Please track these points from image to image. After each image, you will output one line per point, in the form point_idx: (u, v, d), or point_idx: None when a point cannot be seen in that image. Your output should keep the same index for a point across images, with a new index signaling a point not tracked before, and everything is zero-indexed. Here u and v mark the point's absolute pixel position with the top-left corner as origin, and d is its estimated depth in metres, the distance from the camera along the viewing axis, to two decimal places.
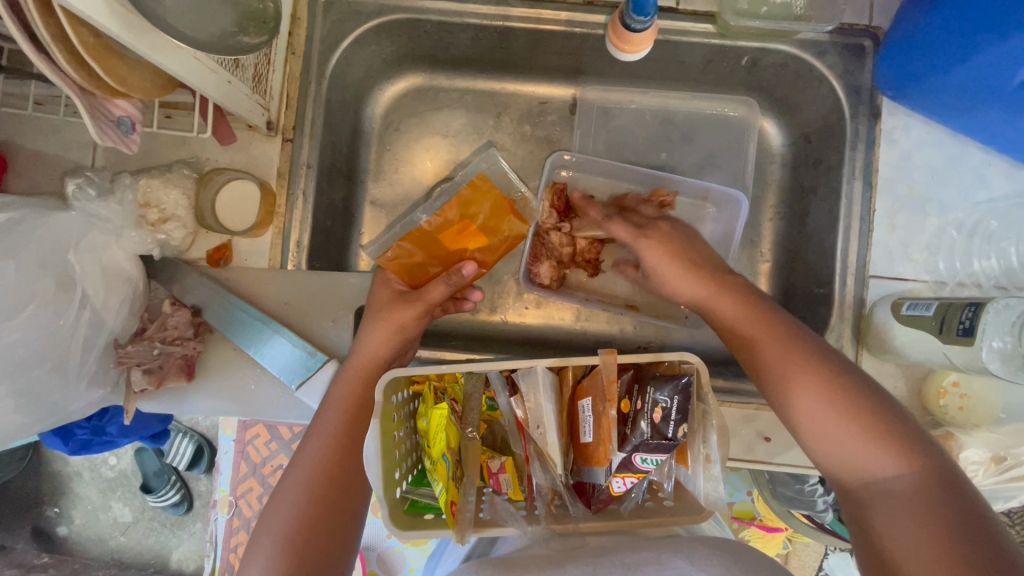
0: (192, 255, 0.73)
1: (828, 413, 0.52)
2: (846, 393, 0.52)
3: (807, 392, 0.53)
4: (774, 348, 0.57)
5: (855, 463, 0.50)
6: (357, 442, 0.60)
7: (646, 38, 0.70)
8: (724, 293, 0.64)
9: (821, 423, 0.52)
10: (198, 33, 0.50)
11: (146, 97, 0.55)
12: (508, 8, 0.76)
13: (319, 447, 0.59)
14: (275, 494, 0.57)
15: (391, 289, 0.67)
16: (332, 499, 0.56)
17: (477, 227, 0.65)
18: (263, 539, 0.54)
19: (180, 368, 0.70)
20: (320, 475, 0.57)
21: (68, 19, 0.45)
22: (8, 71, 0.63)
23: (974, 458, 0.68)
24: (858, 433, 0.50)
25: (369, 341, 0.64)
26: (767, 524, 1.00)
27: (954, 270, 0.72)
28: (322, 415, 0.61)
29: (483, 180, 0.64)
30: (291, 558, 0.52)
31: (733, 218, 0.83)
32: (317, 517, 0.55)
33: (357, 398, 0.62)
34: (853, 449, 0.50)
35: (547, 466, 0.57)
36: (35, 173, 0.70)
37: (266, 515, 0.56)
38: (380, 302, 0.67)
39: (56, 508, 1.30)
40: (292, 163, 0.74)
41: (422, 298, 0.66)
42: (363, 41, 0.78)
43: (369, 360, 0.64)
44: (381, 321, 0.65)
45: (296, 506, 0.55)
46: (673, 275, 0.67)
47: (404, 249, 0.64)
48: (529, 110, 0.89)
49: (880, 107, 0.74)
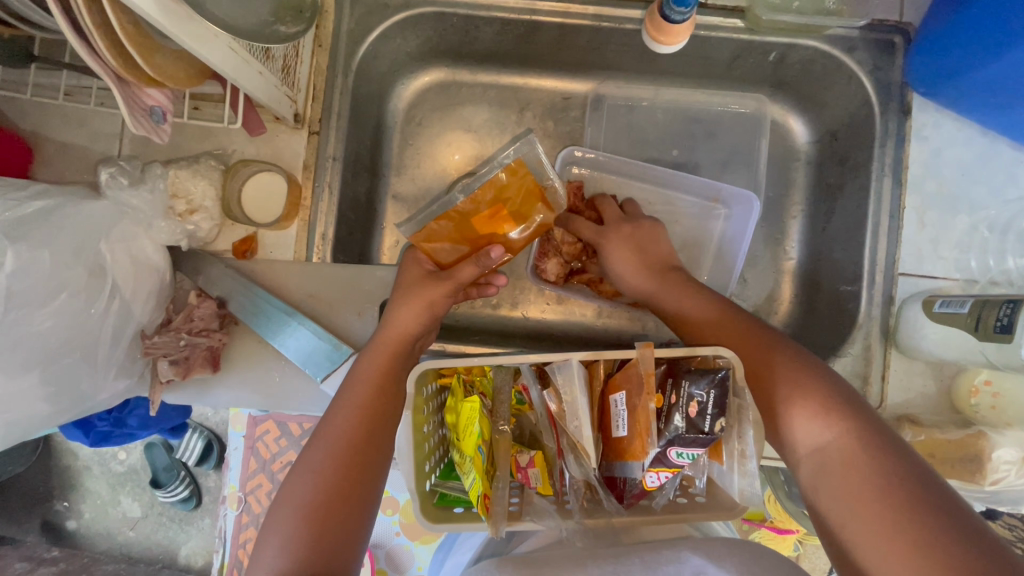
0: (218, 247, 0.73)
1: (802, 413, 0.52)
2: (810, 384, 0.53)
3: (782, 380, 0.54)
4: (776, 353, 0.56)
5: (823, 467, 0.50)
6: (382, 418, 0.58)
7: (684, 29, 0.69)
8: (693, 295, 0.65)
9: (786, 420, 0.53)
10: (237, 21, 0.51)
11: (178, 86, 0.54)
12: (536, 2, 0.75)
13: (343, 418, 0.57)
14: (297, 464, 0.56)
15: (421, 267, 0.68)
16: (353, 471, 0.55)
17: (508, 212, 0.64)
18: (286, 508, 0.52)
19: (205, 359, 0.71)
20: (344, 443, 0.56)
21: (110, 3, 0.45)
22: (39, 61, 0.63)
23: (1006, 457, 0.66)
24: (823, 425, 0.50)
25: (399, 316, 0.65)
26: (779, 526, 0.97)
27: (986, 268, 0.71)
28: (348, 388, 0.60)
29: (519, 162, 0.65)
30: (313, 528, 0.51)
31: (744, 220, 0.83)
32: (342, 488, 0.53)
33: (387, 372, 0.61)
34: (819, 434, 0.50)
35: (581, 460, 0.56)
36: (61, 163, 0.71)
37: (288, 485, 0.54)
38: (412, 279, 0.67)
39: (66, 502, 1.30)
40: (318, 155, 0.74)
41: (454, 278, 0.66)
42: (388, 36, 0.78)
43: (399, 334, 0.64)
44: (414, 294, 0.66)
45: (320, 474, 0.54)
46: (626, 261, 0.72)
47: (431, 227, 0.64)
48: (553, 105, 0.89)
49: (910, 103, 0.74)
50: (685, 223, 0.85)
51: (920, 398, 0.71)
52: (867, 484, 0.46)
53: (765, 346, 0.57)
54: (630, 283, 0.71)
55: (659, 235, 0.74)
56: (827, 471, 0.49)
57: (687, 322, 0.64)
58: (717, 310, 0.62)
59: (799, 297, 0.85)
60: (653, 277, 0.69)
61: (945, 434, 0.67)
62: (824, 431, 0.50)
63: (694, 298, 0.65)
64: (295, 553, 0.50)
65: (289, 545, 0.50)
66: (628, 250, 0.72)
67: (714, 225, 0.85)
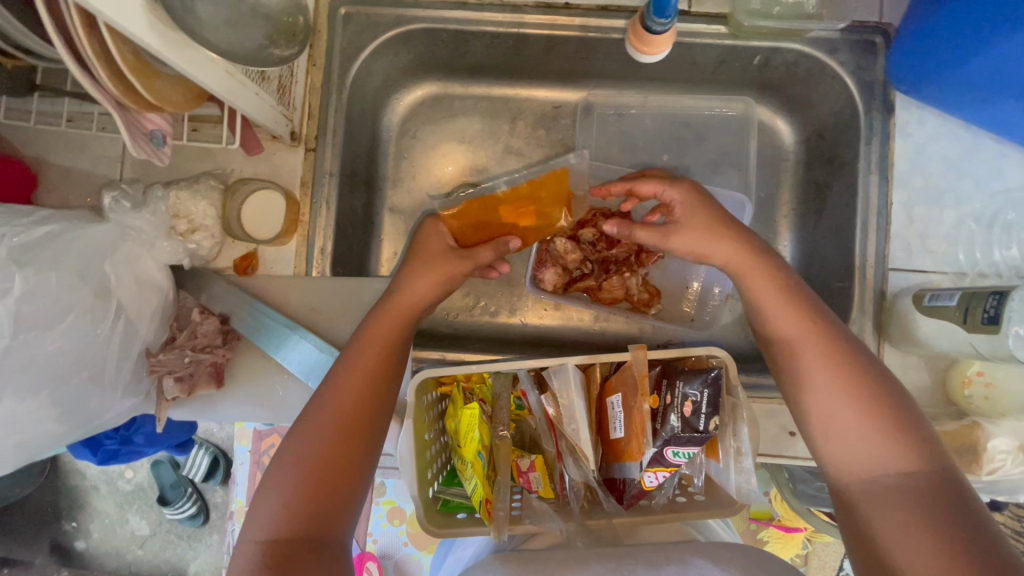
0: (219, 264, 0.74)
1: (865, 427, 0.52)
2: (881, 401, 0.52)
3: (846, 388, 0.53)
4: (818, 341, 0.56)
5: (879, 481, 0.50)
6: (383, 384, 0.59)
7: (666, 40, 0.71)
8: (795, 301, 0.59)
9: (848, 435, 0.52)
10: (233, 46, 0.52)
11: (178, 110, 0.56)
12: (523, 15, 0.77)
13: (347, 381, 0.58)
14: (297, 425, 0.57)
15: (444, 240, 0.69)
16: (353, 434, 0.56)
17: (534, 210, 0.71)
18: (286, 467, 0.54)
19: (210, 375, 0.72)
20: (346, 407, 0.57)
21: (110, 35, 0.46)
22: (42, 89, 0.65)
23: (1003, 446, 0.66)
24: (890, 448, 0.50)
25: (413, 287, 0.65)
26: (786, 525, 0.98)
27: (974, 261, 0.72)
28: (353, 351, 0.61)
29: (563, 172, 0.71)
30: (311, 491, 0.52)
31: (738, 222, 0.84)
32: (342, 451, 0.55)
33: (392, 337, 0.62)
34: (883, 459, 0.50)
35: (580, 462, 0.57)
36: (64, 187, 0.72)
37: (287, 444, 0.55)
38: (429, 253, 0.68)
39: (74, 522, 1.31)
40: (315, 171, 0.76)
41: (471, 256, 0.68)
42: (380, 52, 0.79)
43: (410, 304, 0.65)
44: (433, 266, 0.67)
45: (322, 436, 0.55)
46: (703, 234, 0.64)
47: (470, 204, 0.70)
48: (544, 114, 0.90)
49: (893, 102, 0.75)
50: None
51: (915, 391, 0.72)
52: (923, 507, 0.47)
53: (832, 340, 0.56)
54: (716, 255, 0.64)
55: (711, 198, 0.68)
56: (882, 489, 0.49)
57: (781, 329, 0.59)
58: (791, 304, 0.59)
59: None
60: (740, 255, 0.63)
61: (940, 427, 0.69)
62: (889, 454, 0.50)
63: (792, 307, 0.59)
64: (293, 514, 0.51)
65: (288, 505, 0.51)
66: (700, 219, 0.65)
67: None
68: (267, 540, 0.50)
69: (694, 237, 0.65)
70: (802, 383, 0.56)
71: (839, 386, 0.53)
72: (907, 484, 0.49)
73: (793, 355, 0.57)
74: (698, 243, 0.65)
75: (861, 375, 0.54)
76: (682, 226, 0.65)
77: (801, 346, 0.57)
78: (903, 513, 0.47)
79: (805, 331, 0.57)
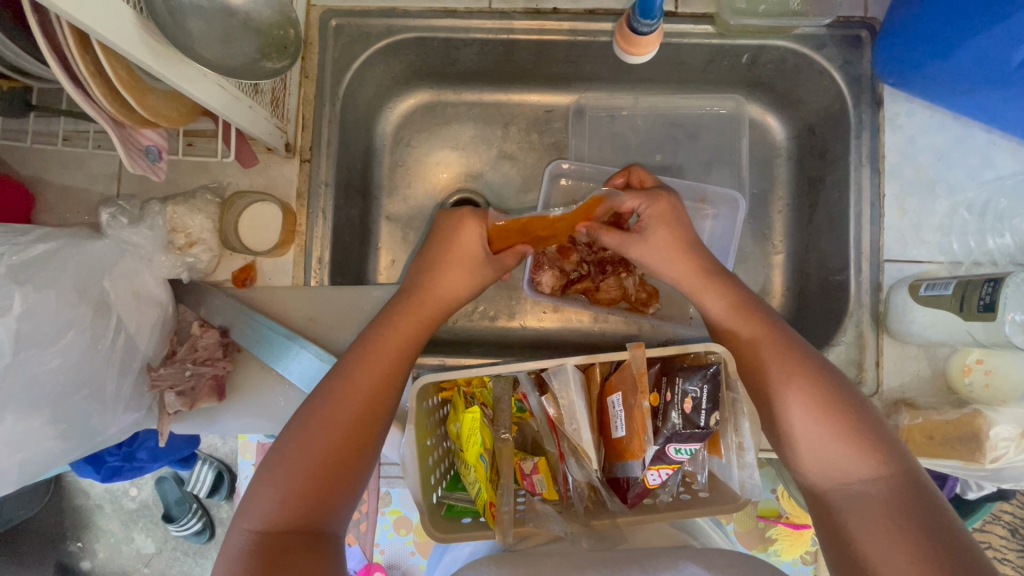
0: (218, 277, 0.74)
1: (829, 431, 0.52)
2: (839, 404, 0.52)
3: (802, 391, 0.54)
4: (764, 344, 0.58)
5: (845, 486, 0.50)
6: (390, 381, 0.59)
7: (653, 40, 0.72)
8: (745, 306, 0.62)
9: (813, 440, 0.52)
10: (225, 61, 0.52)
11: (173, 126, 0.57)
12: (513, 21, 0.78)
13: (353, 377, 0.58)
14: (298, 417, 0.56)
15: (480, 241, 0.67)
16: (355, 431, 0.56)
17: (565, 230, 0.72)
18: (286, 461, 0.53)
19: (211, 389, 0.72)
20: (351, 402, 0.57)
21: (103, 53, 0.47)
22: (38, 110, 0.66)
23: (1004, 434, 0.66)
24: (856, 452, 0.50)
25: (434, 285, 0.66)
26: (795, 521, 0.92)
27: (969, 249, 0.73)
28: (363, 347, 0.61)
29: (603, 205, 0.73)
30: (312, 484, 0.52)
31: (732, 219, 0.84)
32: (343, 448, 0.55)
33: (405, 338, 0.62)
34: (848, 463, 0.50)
35: (583, 462, 0.58)
36: (62, 206, 0.73)
37: (287, 438, 0.55)
38: (463, 253, 0.67)
39: (79, 542, 1.30)
40: (310, 182, 0.76)
41: (501, 265, 0.69)
42: (372, 62, 0.80)
43: (430, 302, 0.66)
44: (464, 268, 0.67)
45: (324, 432, 0.55)
46: (668, 253, 0.67)
47: (521, 220, 0.71)
48: (536, 118, 0.91)
49: (881, 94, 0.76)
50: None
51: (915, 381, 0.72)
52: (896, 510, 0.47)
53: (786, 340, 0.58)
54: (667, 271, 0.67)
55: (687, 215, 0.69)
56: (851, 497, 0.49)
57: (731, 332, 0.61)
58: (737, 306, 0.62)
59: (792, 290, 0.86)
60: (696, 274, 0.65)
61: (941, 416, 0.68)
62: (855, 458, 0.50)
63: (745, 311, 0.61)
64: (292, 505, 0.51)
65: (288, 498, 0.52)
66: (668, 234, 0.67)
67: (704, 223, 0.86)
68: (263, 530, 0.50)
69: (651, 250, 0.68)
70: (758, 388, 0.57)
71: (794, 389, 0.54)
72: (873, 489, 0.49)
73: (750, 360, 0.58)
74: (653, 256, 0.68)
75: (820, 376, 0.54)
76: (648, 242, 0.68)
77: (748, 350, 0.59)
78: (874, 520, 0.47)
79: (760, 335, 0.59)
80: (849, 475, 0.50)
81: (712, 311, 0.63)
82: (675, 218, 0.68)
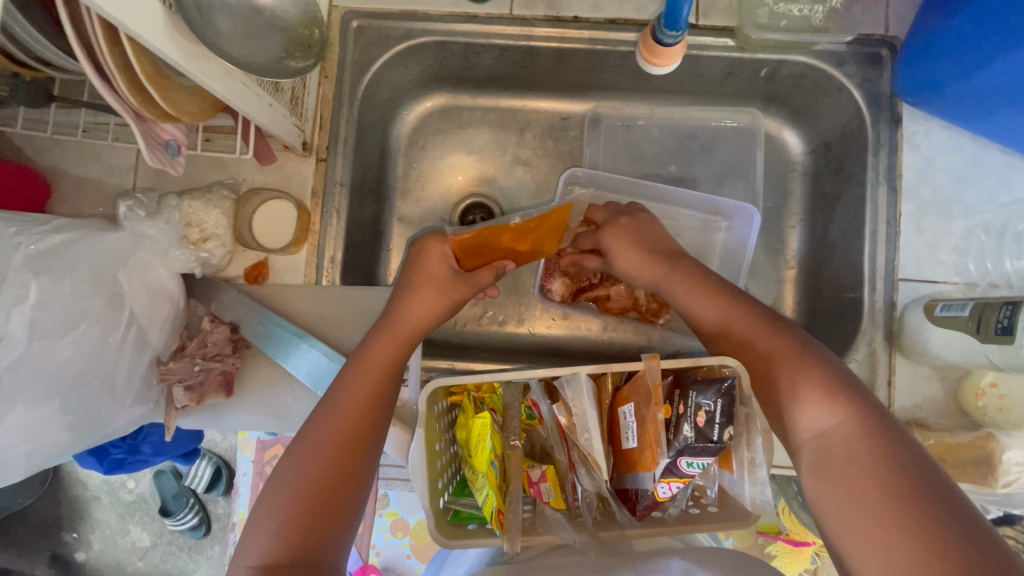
0: (230, 273, 0.74)
1: (804, 402, 0.50)
2: (813, 375, 0.51)
3: (790, 378, 0.52)
4: (775, 361, 0.54)
5: (819, 450, 0.48)
6: (379, 404, 0.59)
7: (677, 52, 0.72)
8: (742, 306, 0.60)
9: (791, 412, 0.50)
10: (250, 58, 0.53)
11: (195, 121, 0.57)
12: (533, 28, 0.78)
13: (341, 401, 0.57)
14: (291, 448, 0.55)
15: (446, 262, 0.68)
16: (349, 457, 0.55)
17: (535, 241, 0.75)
18: (280, 491, 0.52)
19: (219, 384, 0.72)
20: (342, 425, 0.56)
21: (131, 48, 0.47)
22: (59, 100, 0.66)
23: (1019, 459, 0.65)
24: (828, 417, 0.48)
25: (410, 306, 0.66)
26: (795, 538, 0.91)
27: (985, 271, 0.73)
28: (347, 372, 0.60)
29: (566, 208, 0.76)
30: (308, 515, 0.51)
31: (746, 231, 0.84)
32: (338, 475, 0.53)
33: (390, 358, 0.62)
34: (822, 429, 0.48)
35: (593, 473, 0.57)
36: (78, 197, 0.73)
37: (280, 469, 0.54)
38: (432, 273, 0.68)
39: (74, 533, 1.30)
40: (326, 181, 0.76)
41: (474, 282, 0.69)
42: (391, 64, 0.80)
43: (410, 323, 0.65)
44: (436, 288, 0.67)
45: (316, 458, 0.54)
46: (637, 264, 0.71)
47: (482, 233, 0.70)
48: (552, 125, 0.91)
49: (900, 113, 0.76)
50: (687, 236, 0.87)
51: (928, 402, 0.71)
52: (866, 470, 0.44)
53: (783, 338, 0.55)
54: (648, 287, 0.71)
55: (654, 228, 0.74)
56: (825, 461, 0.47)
57: (730, 333, 0.59)
58: (728, 309, 0.61)
59: (802, 305, 0.86)
60: (662, 266, 0.69)
61: (954, 438, 0.68)
62: (829, 424, 0.48)
63: (741, 310, 0.60)
64: (287, 537, 0.49)
65: (283, 530, 0.50)
66: (634, 251, 0.71)
67: (716, 237, 0.86)
68: (259, 566, 0.48)
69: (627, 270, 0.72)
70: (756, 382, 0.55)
71: (785, 379, 0.52)
72: (842, 449, 0.46)
73: (745, 356, 0.57)
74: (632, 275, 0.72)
75: (803, 361, 0.52)
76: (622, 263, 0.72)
77: (750, 355, 0.56)
78: (846, 484, 0.45)
79: (775, 351, 0.55)
80: (821, 439, 0.48)
81: (706, 315, 0.62)
82: (634, 233, 0.73)
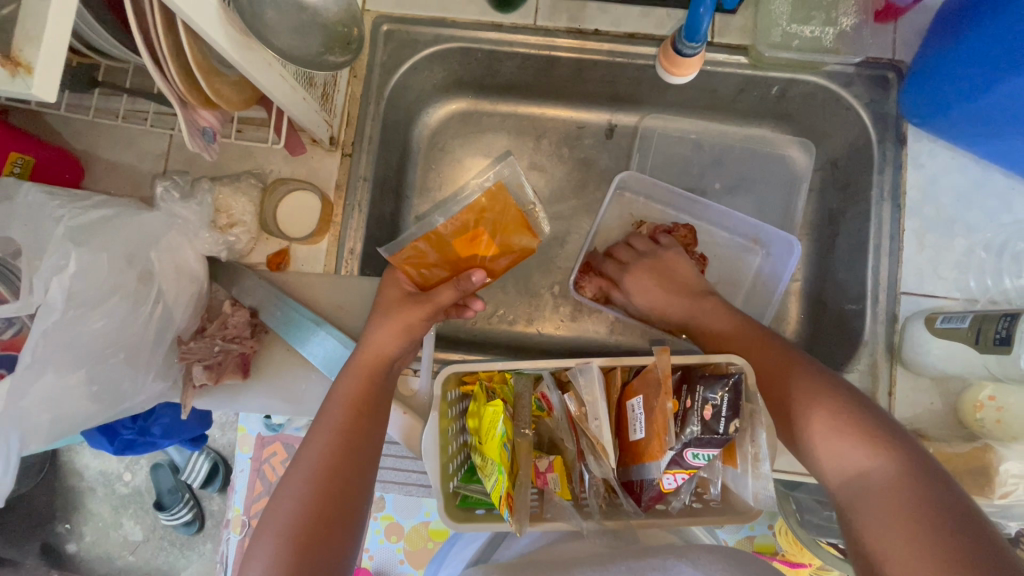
0: (252, 260, 0.77)
1: (835, 433, 0.53)
2: (845, 407, 0.54)
3: (815, 402, 0.56)
4: (795, 368, 0.60)
5: (856, 482, 0.50)
6: (356, 441, 0.59)
7: (694, 63, 0.75)
8: (758, 328, 0.67)
9: (823, 443, 0.53)
10: (292, 50, 0.56)
11: (232, 109, 0.60)
12: (555, 38, 0.81)
13: (320, 441, 0.58)
14: (276, 491, 0.56)
15: (401, 287, 0.68)
16: (333, 495, 0.55)
17: (487, 236, 0.65)
18: (267, 533, 0.52)
19: (237, 365, 0.74)
20: (324, 464, 0.56)
21: (185, 34, 0.50)
22: (103, 86, 0.69)
23: (1016, 471, 0.66)
24: (861, 450, 0.51)
25: (374, 338, 0.66)
26: (791, 559, 0.93)
27: (985, 287, 0.75)
28: (326, 412, 0.61)
29: (499, 187, 0.63)
30: (295, 556, 0.51)
31: (784, 257, 0.86)
32: (323, 512, 0.54)
33: (363, 393, 0.62)
34: (857, 463, 0.51)
35: (601, 461, 0.58)
36: (110, 180, 0.76)
37: (268, 511, 0.54)
38: (391, 301, 0.67)
39: (67, 524, 1.30)
40: (350, 176, 0.79)
41: (432, 301, 0.66)
42: (418, 67, 0.84)
43: (376, 355, 0.65)
44: (395, 317, 0.66)
45: (301, 497, 0.54)
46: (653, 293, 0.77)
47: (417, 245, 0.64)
48: (568, 133, 0.95)
49: (906, 133, 0.79)
50: (723, 256, 0.91)
51: (927, 413, 0.73)
52: (903, 499, 0.46)
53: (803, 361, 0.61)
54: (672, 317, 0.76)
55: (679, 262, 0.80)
56: (862, 491, 0.49)
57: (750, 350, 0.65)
58: (745, 330, 0.67)
59: (806, 317, 0.88)
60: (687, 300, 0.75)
61: (953, 448, 0.69)
62: (863, 458, 0.51)
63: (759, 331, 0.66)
64: None
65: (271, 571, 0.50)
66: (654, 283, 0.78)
67: (753, 260, 0.90)
68: None
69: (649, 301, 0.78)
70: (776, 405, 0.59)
71: (809, 401, 0.56)
72: (879, 478, 0.49)
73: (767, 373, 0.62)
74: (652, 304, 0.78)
75: (828, 388, 0.56)
76: (648, 294, 0.78)
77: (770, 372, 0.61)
78: (885, 512, 0.47)
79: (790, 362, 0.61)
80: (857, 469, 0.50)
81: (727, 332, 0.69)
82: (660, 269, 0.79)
